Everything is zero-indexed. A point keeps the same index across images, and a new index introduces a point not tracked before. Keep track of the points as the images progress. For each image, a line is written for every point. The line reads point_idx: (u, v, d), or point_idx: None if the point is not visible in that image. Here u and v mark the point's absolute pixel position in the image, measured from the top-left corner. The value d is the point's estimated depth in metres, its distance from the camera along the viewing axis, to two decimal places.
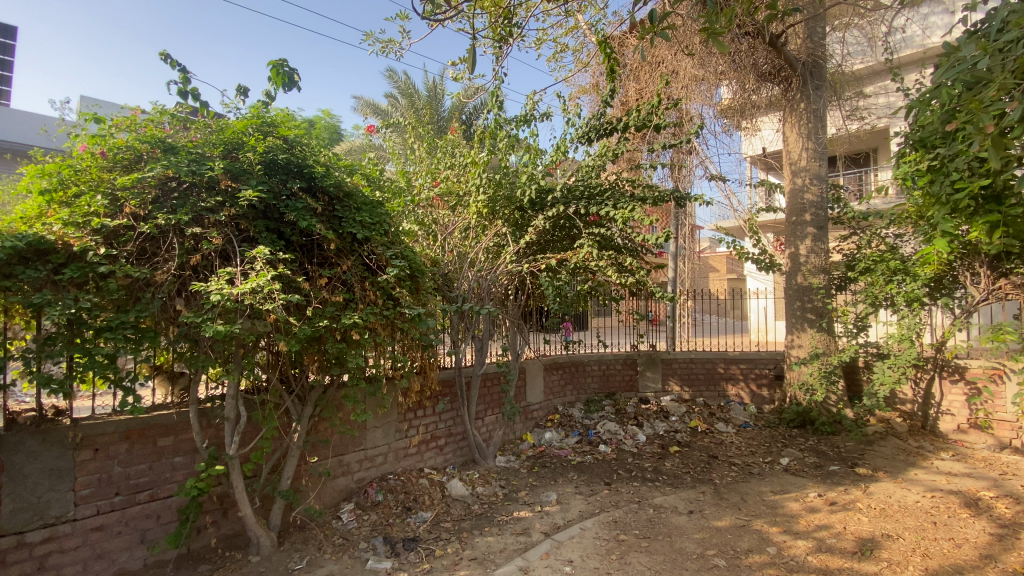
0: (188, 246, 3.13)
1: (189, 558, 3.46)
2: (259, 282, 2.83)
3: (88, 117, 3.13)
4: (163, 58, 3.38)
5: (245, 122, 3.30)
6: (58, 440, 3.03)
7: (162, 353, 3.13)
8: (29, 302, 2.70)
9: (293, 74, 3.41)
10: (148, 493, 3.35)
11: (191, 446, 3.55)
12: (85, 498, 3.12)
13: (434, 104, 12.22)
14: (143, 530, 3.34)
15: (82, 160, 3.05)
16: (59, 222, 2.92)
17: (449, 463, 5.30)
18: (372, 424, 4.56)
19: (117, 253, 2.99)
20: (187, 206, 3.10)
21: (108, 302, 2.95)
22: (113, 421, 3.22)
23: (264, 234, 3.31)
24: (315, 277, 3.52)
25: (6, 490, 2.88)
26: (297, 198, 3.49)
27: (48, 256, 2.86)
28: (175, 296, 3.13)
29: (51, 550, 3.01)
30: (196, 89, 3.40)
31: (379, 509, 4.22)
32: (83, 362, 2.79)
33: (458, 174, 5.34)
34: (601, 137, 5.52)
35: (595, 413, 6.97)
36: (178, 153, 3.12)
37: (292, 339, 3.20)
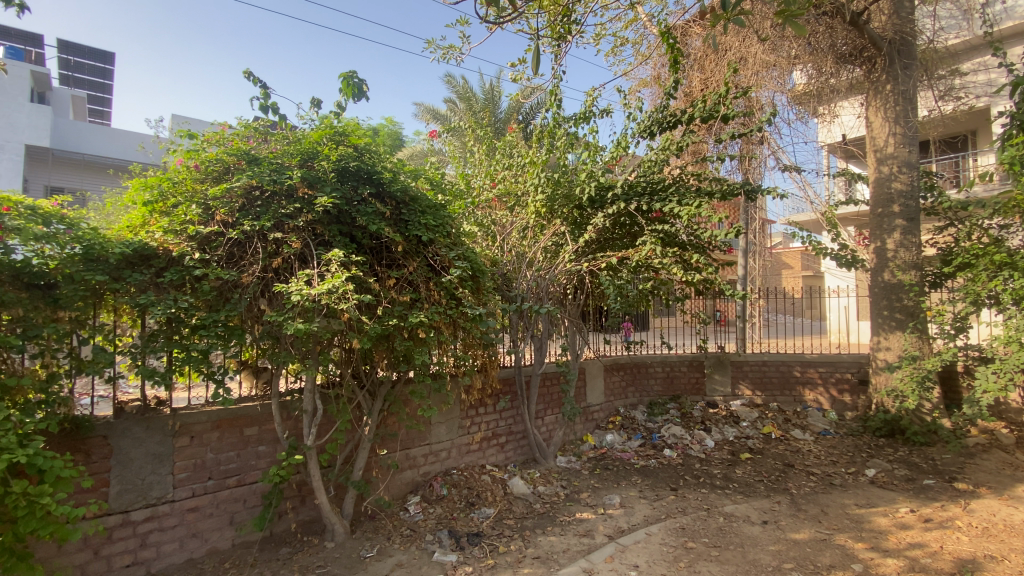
0: (270, 251, 3.37)
1: (271, 540, 3.72)
2: (335, 283, 2.98)
3: (183, 133, 3.42)
4: (247, 76, 3.64)
5: (319, 132, 3.49)
6: (159, 427, 3.35)
7: (248, 349, 3.38)
8: (136, 303, 3.00)
9: (362, 85, 3.56)
10: (235, 479, 3.63)
11: (273, 436, 3.81)
12: (182, 481, 3.43)
13: (491, 106, 12.35)
14: (231, 513, 3.62)
15: (179, 173, 3.35)
16: (161, 230, 3.22)
17: (510, 461, 5.35)
18: (436, 420, 4.70)
19: (209, 257, 3.25)
20: (269, 213, 3.33)
21: (202, 302, 3.22)
22: (206, 411, 3.52)
23: (337, 238, 3.49)
24: (384, 277, 3.69)
25: (115, 472, 3.20)
26: (367, 204, 3.68)
27: (151, 261, 3.20)
28: (259, 296, 3.36)
29: (153, 528, 3.32)
30: (275, 104, 3.64)
31: (444, 504, 4.33)
32: (182, 357, 3.05)
33: (517, 175, 5.37)
34: (664, 130, 5.34)
35: (659, 416, 6.77)
36: (261, 164, 3.36)
37: (364, 337, 3.36)
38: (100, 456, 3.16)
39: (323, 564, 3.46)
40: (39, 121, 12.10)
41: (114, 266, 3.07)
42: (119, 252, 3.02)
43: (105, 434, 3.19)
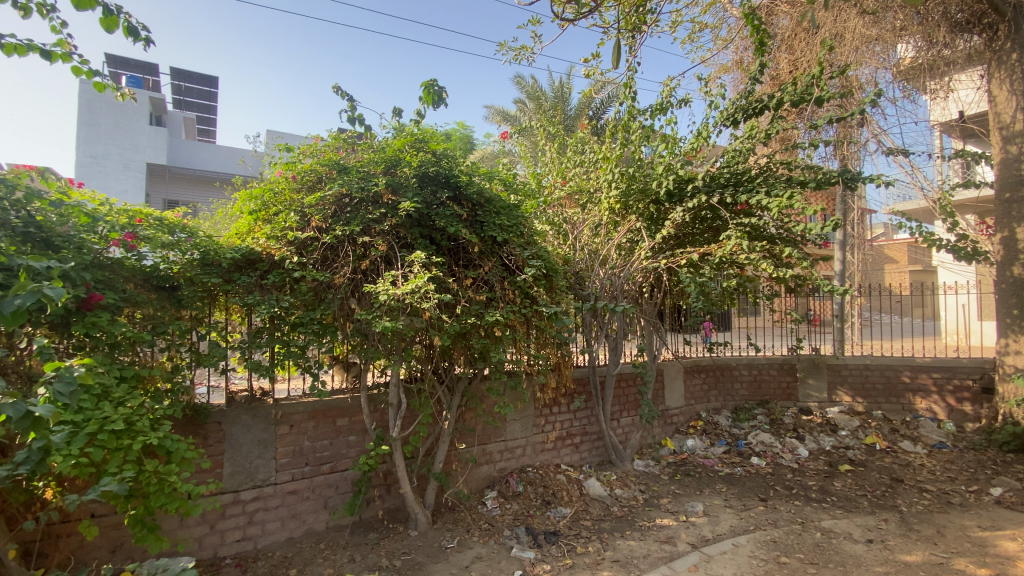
0: (359, 254, 3.58)
1: (360, 525, 3.96)
2: (418, 283, 3.11)
3: (281, 147, 3.70)
4: (336, 91, 3.88)
5: (401, 140, 3.65)
6: (264, 416, 3.69)
7: (339, 345, 3.60)
8: (244, 303, 3.32)
9: (442, 92, 3.68)
10: (328, 466, 3.91)
11: (361, 427, 4.06)
12: (283, 465, 3.74)
13: (561, 103, 12.30)
14: (325, 497, 3.89)
15: (279, 184, 3.63)
16: (264, 236, 3.53)
17: (585, 461, 5.30)
18: (512, 417, 4.76)
19: (306, 260, 3.52)
20: (358, 218, 3.54)
21: (300, 302, 3.49)
22: (304, 402, 3.82)
23: (419, 241, 3.66)
24: (462, 277, 3.79)
25: (227, 455, 3.55)
26: (446, 207, 3.81)
27: (256, 265, 3.53)
28: (349, 296, 3.56)
29: (258, 507, 3.65)
30: (362, 115, 3.85)
31: (520, 500, 4.38)
32: (283, 352, 3.37)
33: (590, 172, 5.29)
34: (749, 117, 5.03)
35: (745, 422, 6.40)
36: (349, 173, 3.57)
37: (444, 335, 3.48)
38: (215, 440, 3.52)
39: (408, 551, 3.62)
40: (157, 142, 13.70)
41: (226, 270, 3.41)
42: (231, 257, 3.37)
43: (219, 421, 3.54)
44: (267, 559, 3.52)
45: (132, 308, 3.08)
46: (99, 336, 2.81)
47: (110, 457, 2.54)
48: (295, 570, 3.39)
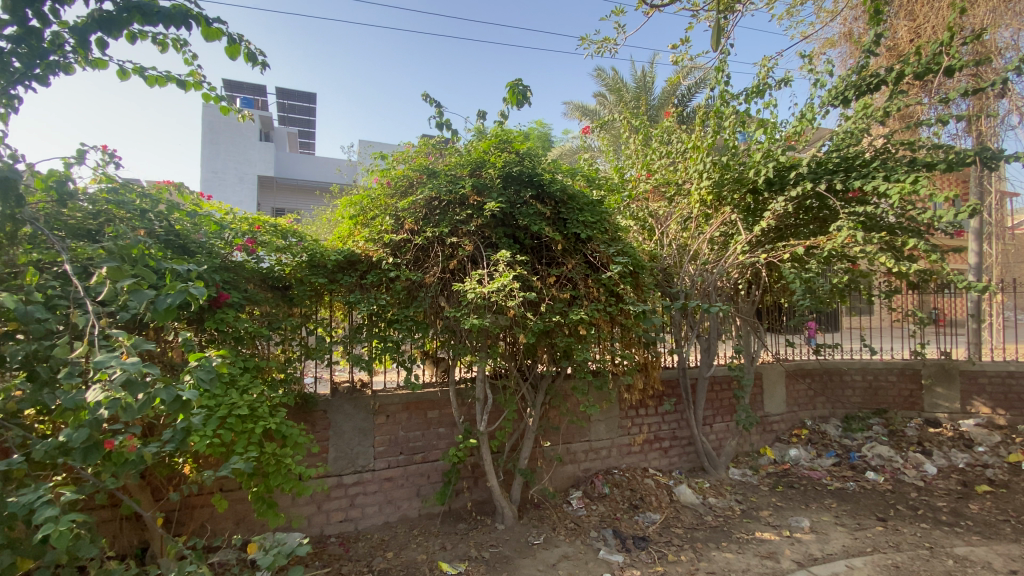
0: (447, 254, 3.72)
1: (450, 515, 4.11)
2: (505, 281, 3.16)
3: (376, 155, 3.94)
4: (426, 99, 4.05)
5: (487, 142, 3.73)
6: (363, 406, 3.95)
7: (430, 341, 3.75)
8: (347, 301, 3.59)
9: (527, 91, 3.70)
10: (421, 456, 4.10)
11: (450, 420, 4.21)
12: (380, 453, 3.98)
13: (644, 94, 11.89)
14: (417, 486, 4.09)
15: (376, 191, 3.84)
16: (363, 239, 3.78)
17: (675, 467, 5.09)
18: (597, 418, 4.69)
19: (399, 261, 3.71)
20: (446, 220, 3.67)
21: (395, 300, 3.70)
22: (398, 394, 4.04)
23: (503, 240, 3.73)
24: (546, 276, 3.80)
25: (332, 441, 3.84)
26: (529, 205, 3.84)
27: (356, 266, 3.78)
28: (439, 294, 3.70)
29: (359, 491, 3.91)
30: (449, 120, 3.99)
31: (606, 502, 4.30)
32: (380, 346, 3.62)
33: (677, 164, 5.05)
34: (862, 95, 4.53)
35: (858, 433, 5.79)
36: (438, 176, 3.70)
37: (529, 333, 3.51)
38: (321, 427, 3.82)
39: (495, 544, 3.70)
40: (267, 155, 15.16)
41: (330, 270, 3.69)
42: (334, 259, 3.64)
43: (325, 409, 3.84)
44: (366, 540, 3.76)
45: (252, 305, 3.44)
46: (227, 331, 3.15)
47: (237, 439, 2.85)
48: (391, 553, 3.60)
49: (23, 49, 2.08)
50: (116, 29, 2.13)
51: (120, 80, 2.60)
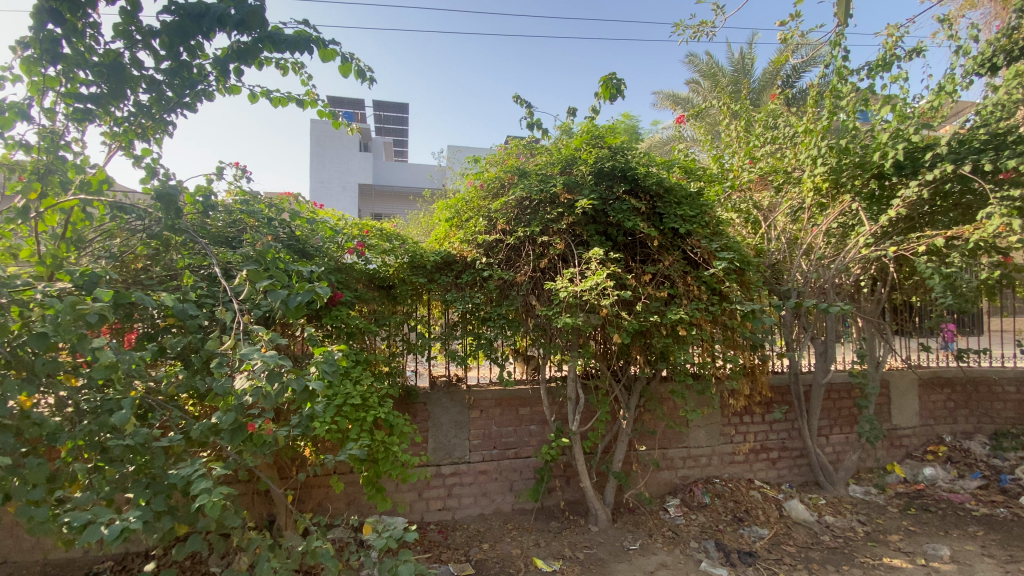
0: (539, 253, 3.73)
1: (544, 512, 4.13)
2: (598, 280, 3.09)
3: (470, 159, 4.05)
4: (517, 100, 4.10)
5: (579, 138, 3.69)
6: (459, 400, 4.09)
7: (521, 339, 3.80)
8: (444, 300, 3.75)
9: (620, 84, 3.61)
10: (513, 451, 4.17)
11: (542, 418, 4.23)
12: (476, 446, 4.10)
13: (742, 78, 11.12)
14: (511, 481, 4.16)
15: (469, 193, 3.93)
16: (458, 240, 3.91)
17: (784, 480, 4.70)
18: (696, 423, 4.46)
19: (492, 260, 3.79)
20: (537, 219, 3.68)
21: (488, 298, 3.78)
22: (491, 389, 4.14)
23: (595, 237, 3.68)
24: (641, 273, 3.69)
25: (431, 432, 4.03)
26: (623, 201, 3.74)
27: (451, 266, 3.92)
28: (530, 293, 3.73)
29: (456, 482, 4.06)
30: (540, 119, 4.00)
31: (707, 513, 4.09)
32: (475, 343, 3.80)
33: (785, 150, 4.64)
34: (1019, 59, 3.87)
35: (1013, 452, 4.97)
36: (529, 176, 3.72)
37: (623, 333, 3.42)
38: (421, 418, 4.02)
39: (590, 546, 3.66)
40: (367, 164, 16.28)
41: (428, 271, 3.87)
42: (433, 260, 3.81)
43: (424, 402, 4.04)
44: (463, 530, 3.90)
45: (360, 303, 3.71)
46: (340, 327, 3.43)
47: (351, 426, 3.11)
48: (487, 545, 3.70)
49: (176, 80, 2.41)
50: (249, 58, 2.40)
51: (251, 103, 2.92)
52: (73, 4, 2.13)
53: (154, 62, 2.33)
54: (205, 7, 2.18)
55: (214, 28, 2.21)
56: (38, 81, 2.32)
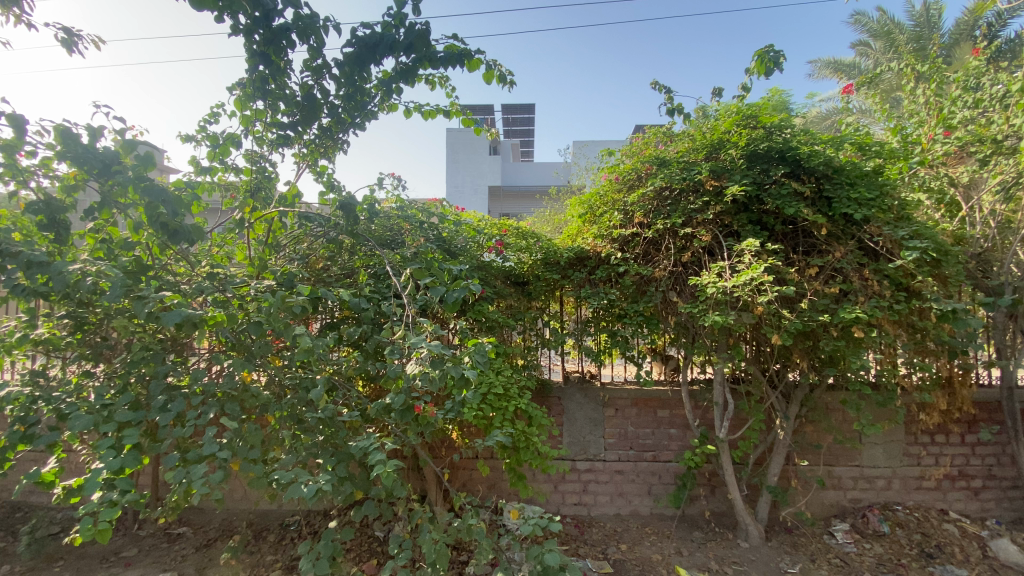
0: (680, 246, 3.54)
1: (686, 520, 3.92)
2: (753, 274, 2.83)
3: (605, 152, 3.97)
4: (655, 87, 3.92)
5: (729, 120, 3.43)
6: (593, 397, 4.05)
7: (661, 337, 3.66)
8: (579, 295, 3.74)
9: (779, 57, 3.26)
10: (651, 454, 4.02)
11: (682, 421, 4.01)
12: (611, 445, 4.04)
13: (928, 33, 9.33)
14: (649, 484, 4.02)
15: (604, 187, 3.85)
16: (591, 236, 3.83)
17: (991, 516, 3.87)
18: (870, 440, 3.88)
19: (629, 255, 3.68)
20: (680, 210, 3.50)
21: (624, 294, 3.67)
22: (627, 389, 4.03)
23: (748, 227, 3.39)
24: (803, 266, 3.33)
25: (566, 428, 4.06)
26: (781, 185, 3.39)
27: (584, 262, 3.87)
28: (671, 289, 3.57)
29: (591, 479, 4.04)
30: (681, 104, 3.79)
31: (885, 543, 3.54)
32: (610, 340, 3.71)
33: (992, 115, 3.79)
34: None
35: None
36: (670, 164, 3.54)
37: (783, 334, 3.09)
38: (556, 413, 4.07)
39: (740, 562, 3.40)
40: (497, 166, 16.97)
41: (562, 267, 3.88)
42: (566, 256, 3.80)
43: (559, 396, 4.07)
44: (600, 527, 3.87)
45: (499, 298, 3.87)
46: (482, 321, 3.63)
47: (495, 414, 3.29)
48: (625, 546, 3.63)
49: (351, 103, 2.78)
50: (409, 77, 2.66)
51: (406, 118, 3.22)
52: (277, 48, 2.51)
53: (334, 89, 2.70)
54: (379, 37, 2.47)
55: (386, 55, 2.51)
56: (249, 114, 2.82)
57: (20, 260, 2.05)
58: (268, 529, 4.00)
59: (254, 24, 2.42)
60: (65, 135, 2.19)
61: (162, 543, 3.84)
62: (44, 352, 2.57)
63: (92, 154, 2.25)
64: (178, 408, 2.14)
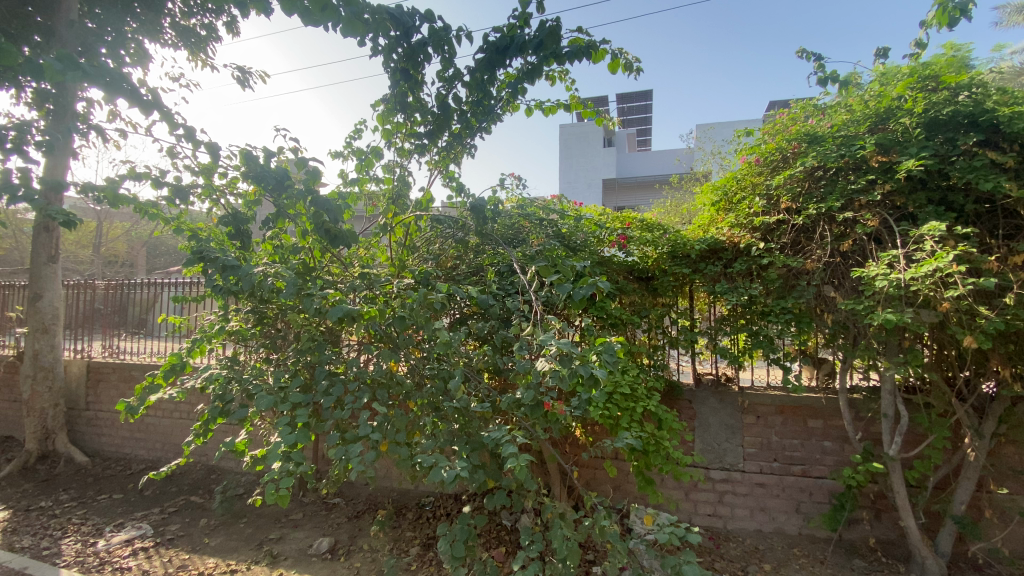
0: (838, 233, 3.14)
1: (843, 545, 3.47)
2: (939, 264, 2.38)
3: (742, 133, 3.64)
4: (801, 54, 3.51)
5: (901, 84, 2.96)
6: (731, 402, 3.75)
7: (813, 338, 3.28)
8: (713, 291, 3.46)
9: (967, 2, 2.70)
10: (800, 468, 3.61)
11: (838, 434, 3.55)
12: (751, 455, 3.71)
13: None
14: (797, 501, 3.62)
15: (742, 170, 3.54)
16: (728, 225, 3.53)
17: None
18: None
19: (774, 246, 3.33)
20: (837, 191, 3.10)
21: (769, 289, 3.35)
22: (770, 394, 3.66)
23: (927, 209, 2.90)
24: (1005, 253, 2.77)
25: (698, 433, 3.80)
26: (972, 155, 2.84)
27: (720, 254, 3.57)
28: (827, 283, 3.18)
29: (727, 490, 3.74)
30: (835, 71, 3.34)
31: None
32: (750, 339, 3.39)
33: None
34: None
35: None
36: (824, 141, 3.15)
37: (978, 335, 2.58)
38: (687, 417, 3.82)
39: None
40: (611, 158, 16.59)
41: (693, 260, 3.62)
42: (699, 249, 3.53)
43: (689, 399, 3.82)
44: (738, 543, 3.57)
45: (623, 295, 3.73)
46: (606, 317, 3.54)
47: (622, 414, 3.20)
48: (769, 566, 3.30)
49: (480, 107, 2.90)
50: (535, 76, 2.70)
51: (529, 117, 3.28)
52: (415, 62, 2.71)
53: (466, 94, 2.83)
54: (509, 40, 2.55)
55: (516, 55, 2.58)
56: (391, 127, 3.07)
57: (218, 264, 2.45)
58: (407, 507, 4.35)
59: (396, 41, 2.62)
60: (247, 157, 2.58)
61: (321, 510, 4.37)
62: (235, 341, 3.06)
63: (268, 172, 2.61)
64: (337, 393, 2.40)
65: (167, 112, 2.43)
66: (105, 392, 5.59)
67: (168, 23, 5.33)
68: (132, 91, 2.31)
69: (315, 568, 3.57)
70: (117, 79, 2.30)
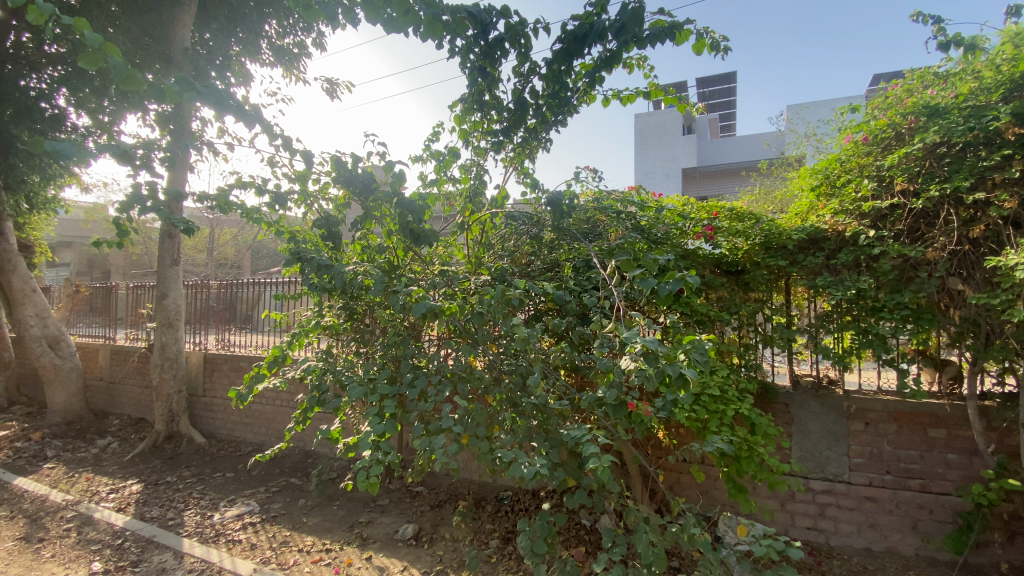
0: (966, 218, 2.80)
1: (971, 572, 3.06)
2: None
3: (845, 110, 3.29)
4: (916, 17, 3.11)
5: None
6: (835, 406, 3.41)
7: (934, 337, 2.99)
8: (813, 285, 3.15)
9: None
10: (919, 483, 3.22)
11: (967, 446, 3.12)
12: (858, 466, 3.36)
13: None
14: (913, 519, 3.24)
15: (847, 151, 3.21)
16: (831, 212, 3.21)
17: None
18: None
19: (887, 233, 2.99)
20: (964, 169, 2.76)
21: (881, 282, 3.01)
22: (882, 400, 3.29)
23: None
24: None
25: (796, 439, 3.50)
26: None
27: (821, 244, 3.21)
28: (953, 274, 2.85)
29: (829, 502, 3.42)
30: (960, 33, 2.93)
31: None
32: (858, 338, 3.02)
33: None
34: None
35: None
36: (947, 114, 2.81)
37: None
38: (783, 422, 3.52)
39: None
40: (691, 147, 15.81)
41: (791, 251, 3.28)
42: (797, 238, 3.20)
43: (786, 403, 3.52)
44: (843, 561, 3.25)
45: (709, 291, 3.48)
46: (691, 314, 3.33)
47: (711, 417, 3.03)
48: None
49: (556, 99, 2.86)
50: (614, 63, 2.63)
51: (604, 107, 3.18)
52: (492, 59, 2.72)
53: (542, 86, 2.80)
54: (587, 27, 2.49)
55: (594, 43, 2.52)
56: (468, 127, 3.12)
57: (314, 264, 2.62)
58: (486, 500, 4.43)
59: (473, 41, 2.66)
60: (338, 163, 2.72)
61: (405, 498, 4.58)
62: (328, 336, 3.27)
63: (356, 177, 2.73)
64: (421, 386, 2.48)
65: (267, 124, 2.63)
66: (218, 380, 6.23)
67: (266, 44, 5.84)
68: (237, 106, 2.51)
69: (401, 553, 3.74)
70: (224, 97, 2.51)
